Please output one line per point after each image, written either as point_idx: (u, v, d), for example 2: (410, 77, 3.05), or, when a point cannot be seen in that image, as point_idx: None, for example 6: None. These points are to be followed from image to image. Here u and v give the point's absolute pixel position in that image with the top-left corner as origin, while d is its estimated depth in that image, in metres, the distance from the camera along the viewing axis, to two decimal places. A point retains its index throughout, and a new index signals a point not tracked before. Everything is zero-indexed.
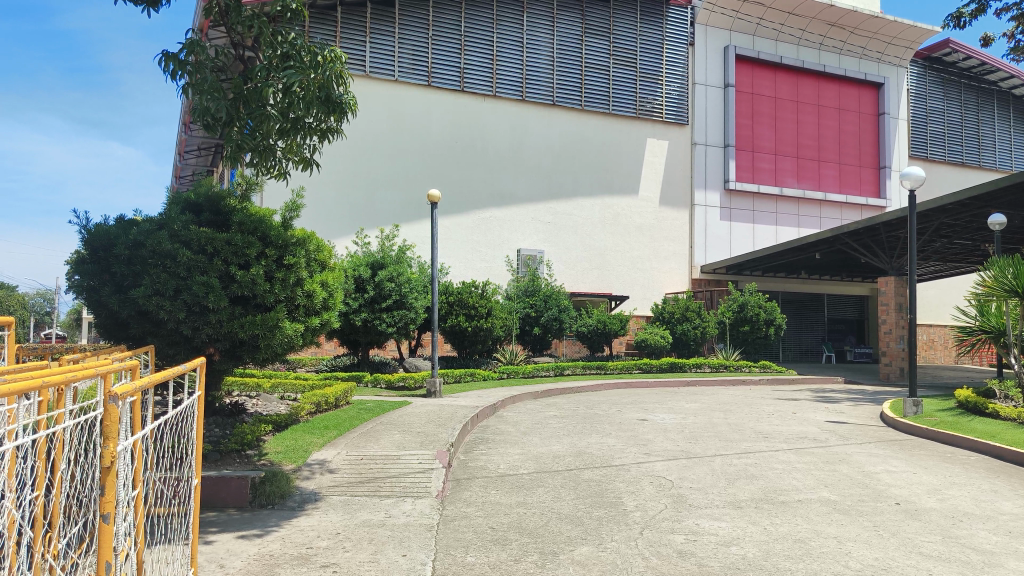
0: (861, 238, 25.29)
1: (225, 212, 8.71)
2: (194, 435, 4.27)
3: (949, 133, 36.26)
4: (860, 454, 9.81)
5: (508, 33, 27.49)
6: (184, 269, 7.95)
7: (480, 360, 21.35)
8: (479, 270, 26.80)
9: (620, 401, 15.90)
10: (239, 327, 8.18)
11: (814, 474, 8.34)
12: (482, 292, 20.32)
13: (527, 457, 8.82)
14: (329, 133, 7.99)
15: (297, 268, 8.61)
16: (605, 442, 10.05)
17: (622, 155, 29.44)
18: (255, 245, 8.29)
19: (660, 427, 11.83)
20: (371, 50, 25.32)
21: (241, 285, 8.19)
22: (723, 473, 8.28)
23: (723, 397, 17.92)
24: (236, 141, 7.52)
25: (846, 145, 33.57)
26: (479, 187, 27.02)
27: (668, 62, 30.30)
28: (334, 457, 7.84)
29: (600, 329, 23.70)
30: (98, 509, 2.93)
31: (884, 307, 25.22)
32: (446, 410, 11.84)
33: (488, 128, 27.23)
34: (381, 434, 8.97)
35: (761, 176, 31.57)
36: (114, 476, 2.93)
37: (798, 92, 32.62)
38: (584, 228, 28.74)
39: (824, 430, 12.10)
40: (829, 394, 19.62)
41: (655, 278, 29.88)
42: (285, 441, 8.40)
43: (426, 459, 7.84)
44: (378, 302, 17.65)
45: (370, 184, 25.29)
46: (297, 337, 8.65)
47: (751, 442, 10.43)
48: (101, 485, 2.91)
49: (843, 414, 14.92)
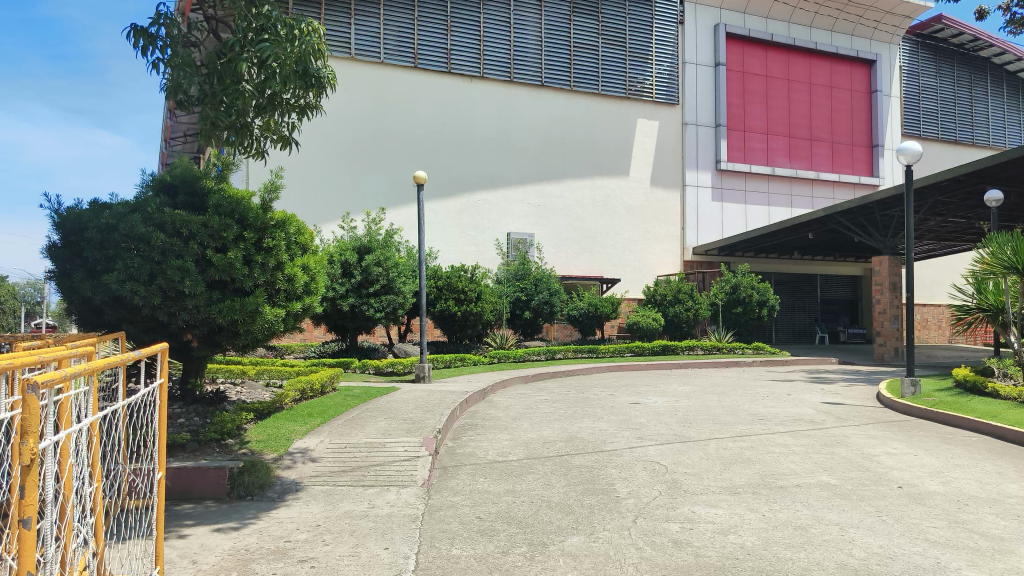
0: (855, 217, 25.12)
1: (201, 194, 8.44)
2: (158, 426, 3.95)
3: (943, 110, 36.05)
4: (858, 436, 9.61)
5: (494, 14, 27.05)
6: (158, 252, 7.65)
7: (471, 345, 21.09)
8: (468, 254, 26.49)
9: (612, 385, 15.70)
10: (217, 313, 7.86)
11: (811, 458, 8.14)
12: (472, 275, 20.03)
13: (517, 443, 8.58)
14: (306, 110, 7.69)
15: (277, 251, 8.36)
16: (596, 427, 9.83)
17: (612, 136, 29.12)
18: (233, 227, 8.03)
19: (653, 410, 11.62)
20: (356, 31, 24.88)
21: (218, 269, 7.91)
22: (718, 457, 8.08)
23: (717, 379, 17.74)
24: (208, 119, 7.16)
25: (838, 123, 33.31)
26: (467, 170, 26.66)
27: (658, 41, 29.91)
28: (316, 445, 7.57)
29: (591, 312, 23.49)
30: (19, 513, 2.75)
31: (878, 286, 25.08)
32: (434, 395, 11.60)
33: (476, 110, 26.85)
34: (366, 421, 8.71)
35: (753, 157, 31.33)
36: (35, 476, 2.74)
37: (790, 70, 32.32)
38: (574, 211, 28.45)
39: (820, 412, 11.91)
40: (823, 375, 19.46)
41: (647, 260, 29.64)
42: (267, 430, 8.12)
43: (412, 446, 7.58)
44: (365, 288, 17.32)
45: (356, 168, 24.93)
46: (278, 322, 8.37)
47: (746, 425, 10.23)
48: (19, 486, 2.72)
49: (839, 395, 14.74)
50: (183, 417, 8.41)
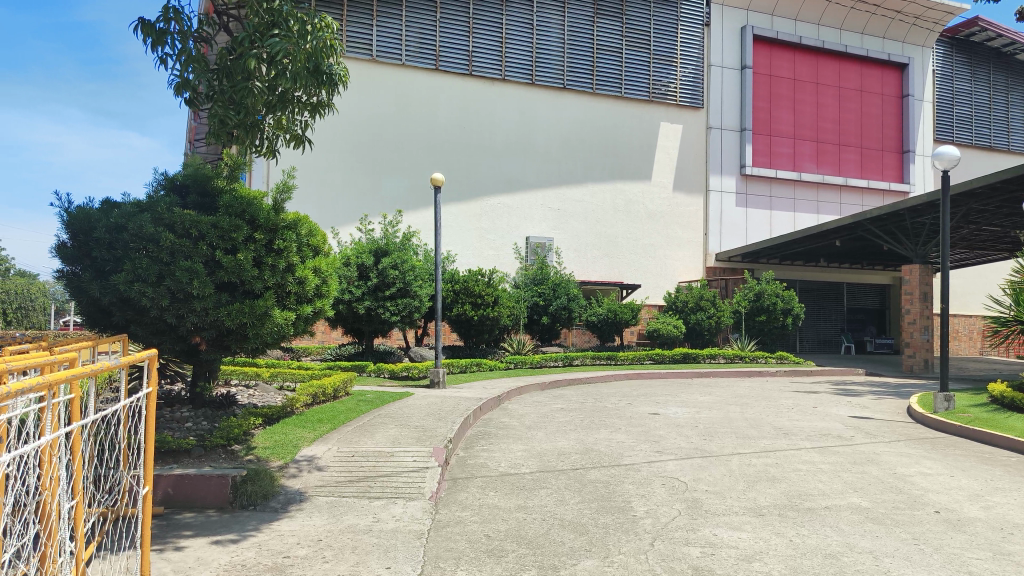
0: (885, 224, 24.53)
1: (212, 194, 8.26)
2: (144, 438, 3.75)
3: (977, 115, 35.23)
4: (888, 454, 9.21)
5: (518, 16, 26.83)
6: (167, 253, 7.46)
7: (488, 350, 20.82)
8: (488, 257, 26.28)
9: (630, 394, 15.35)
10: (225, 315, 7.64)
11: (839, 477, 7.77)
12: (489, 280, 19.79)
13: (531, 454, 8.31)
14: (317, 107, 7.43)
15: (287, 253, 8.14)
16: (613, 439, 9.51)
17: (635, 140, 28.78)
18: (243, 229, 7.82)
19: (673, 422, 11.28)
20: (378, 34, 24.83)
21: (228, 271, 7.70)
22: (741, 474, 7.73)
23: (738, 390, 17.31)
24: (213, 116, 6.97)
25: (868, 128, 32.66)
26: (487, 173, 26.44)
27: (683, 44, 29.52)
28: (324, 453, 7.33)
29: (610, 319, 23.15)
30: None
31: (907, 296, 24.51)
32: (448, 402, 11.35)
33: (498, 112, 26.64)
34: (377, 429, 8.47)
35: (779, 162, 30.80)
36: None
37: (818, 73, 31.75)
38: (596, 215, 28.13)
39: (848, 427, 11.49)
40: (849, 387, 18.94)
41: (668, 266, 29.22)
42: (275, 436, 7.90)
43: (421, 456, 7.32)
44: (381, 291, 17.12)
45: (376, 170, 24.80)
46: (287, 326, 8.15)
47: (769, 440, 9.87)
48: None
49: (867, 409, 14.27)
50: (189, 421, 8.19)
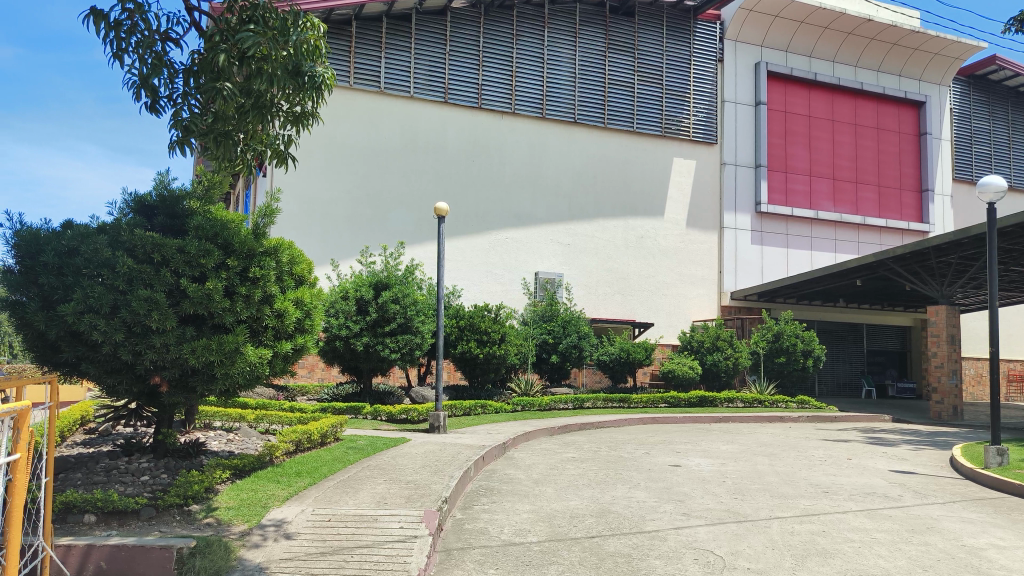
0: (909, 263, 23.40)
1: (182, 218, 7.33)
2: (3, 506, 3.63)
3: (997, 155, 34.28)
4: (946, 519, 8.05)
5: (528, 48, 26.25)
6: (123, 279, 6.47)
7: (494, 391, 19.61)
8: (494, 293, 25.28)
9: (648, 441, 14.20)
10: (189, 354, 6.64)
11: (901, 551, 6.62)
12: (496, 316, 18.82)
13: (539, 518, 7.21)
14: (300, 118, 6.35)
15: (265, 282, 7.15)
16: (633, 498, 8.38)
17: (647, 175, 27.95)
18: (214, 254, 6.86)
19: (697, 476, 10.15)
20: (386, 64, 24.19)
21: (194, 302, 6.73)
22: (786, 546, 6.61)
23: (762, 438, 16.07)
24: (174, 119, 5.90)
25: (885, 167, 31.76)
26: (495, 208, 25.58)
27: (696, 80, 28.85)
28: (295, 516, 6.18)
29: (623, 358, 22.10)
30: None
31: (933, 339, 23.29)
32: (448, 451, 10.25)
33: (508, 145, 25.91)
34: (362, 486, 7.39)
35: (795, 200, 29.88)
36: None
37: (833, 111, 30.98)
38: (608, 251, 27.14)
39: (891, 483, 10.30)
40: (877, 435, 17.65)
41: (683, 304, 28.12)
42: (242, 494, 6.81)
43: (409, 522, 6.19)
44: (380, 326, 16.13)
45: (381, 203, 23.97)
46: (262, 364, 7.12)
47: (810, 500, 8.71)
48: None
49: (905, 461, 13.02)
50: (147, 474, 7.14)
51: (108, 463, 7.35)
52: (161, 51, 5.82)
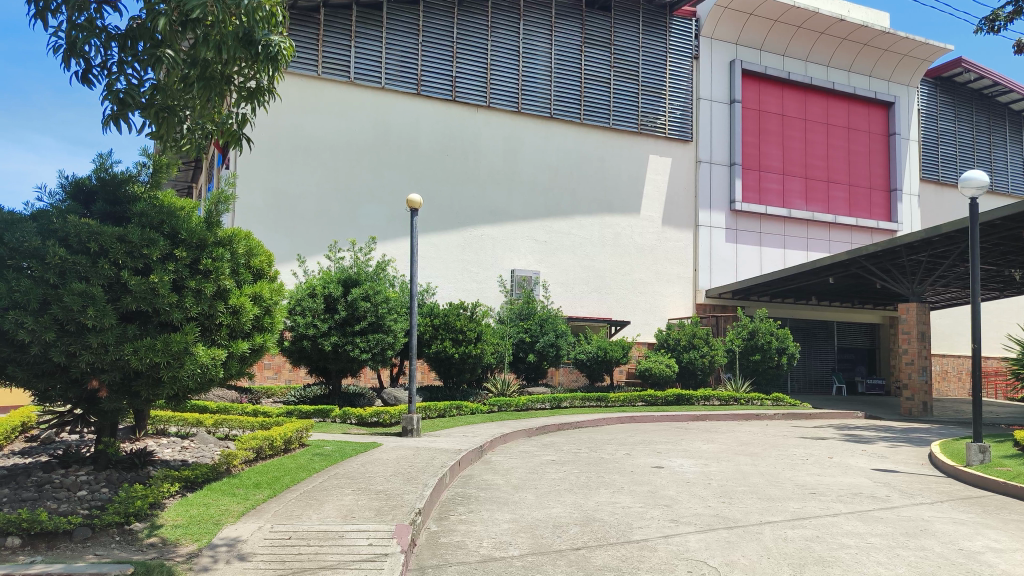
0: (881, 261, 23.22)
1: (125, 206, 6.75)
2: None
3: (962, 155, 34.53)
4: (942, 520, 7.68)
5: (503, 41, 25.73)
6: (54, 271, 5.96)
7: (469, 391, 19.01)
8: (469, 292, 24.69)
9: (627, 441, 13.76)
10: (131, 354, 6.08)
11: (900, 556, 6.17)
12: (472, 314, 18.26)
13: (519, 528, 6.68)
14: (256, 94, 5.81)
15: (217, 274, 6.63)
16: (618, 504, 7.88)
17: (623, 172, 27.58)
18: (159, 244, 6.33)
19: (681, 478, 9.71)
20: (356, 54, 23.52)
21: (136, 297, 6.17)
22: (782, 555, 6.12)
23: (742, 436, 15.74)
24: (107, 89, 5.27)
25: (855, 167, 31.75)
26: (468, 205, 24.99)
27: (671, 76, 28.53)
28: (250, 535, 5.59)
29: (600, 357, 21.67)
30: None
31: (904, 335, 23.16)
32: (420, 455, 9.69)
33: (482, 140, 25.34)
34: (327, 497, 6.82)
35: (769, 198, 29.72)
36: None
37: (805, 110, 30.91)
38: (582, 248, 26.71)
39: (878, 483, 9.95)
40: (856, 433, 17.42)
41: (659, 303, 27.81)
42: (192, 508, 6.22)
43: (379, 539, 5.62)
44: (350, 325, 15.50)
45: (352, 200, 23.29)
46: (216, 365, 6.54)
47: (800, 502, 8.30)
48: None
49: (888, 459, 12.71)
50: (85, 489, 6.61)
51: (41, 477, 6.79)
52: (95, 12, 5.29)
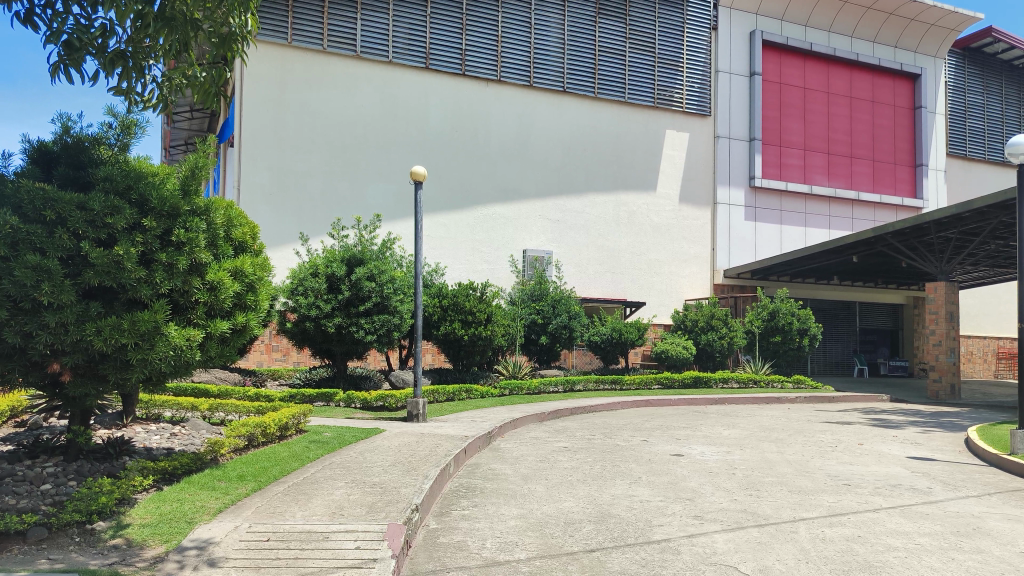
0: (908, 238, 22.31)
1: (88, 170, 6.14)
2: None
3: (991, 129, 33.32)
4: (993, 515, 7.00)
5: (514, 13, 24.86)
6: (6, 242, 5.34)
7: (480, 373, 18.38)
8: (480, 272, 24.07)
9: (643, 426, 13.12)
10: (95, 335, 5.54)
11: (955, 561, 5.49)
12: (482, 294, 17.60)
13: (528, 526, 6.05)
14: (225, 41, 5.46)
15: (192, 247, 6.10)
16: (635, 497, 7.24)
17: (639, 148, 26.73)
18: (125, 211, 5.75)
19: (704, 467, 9.06)
20: (363, 28, 22.80)
21: (99, 272, 5.58)
22: (821, 559, 5.47)
23: (763, 420, 15.03)
24: (52, 33, 4.75)
25: (880, 141, 30.65)
26: (480, 182, 24.30)
27: (690, 48, 27.55)
28: (224, 537, 4.97)
29: (615, 339, 21.00)
30: None
31: (932, 316, 22.31)
32: (424, 443, 9.10)
33: (493, 115, 24.58)
34: (318, 491, 6.23)
35: (789, 173, 28.78)
36: None
37: (828, 82, 29.82)
38: (596, 227, 25.94)
39: (916, 472, 9.24)
40: (881, 417, 16.68)
41: (675, 283, 27.02)
42: (164, 505, 5.64)
43: (367, 542, 4.99)
44: (354, 306, 14.91)
45: (360, 177, 22.65)
46: (191, 348, 6.01)
47: (833, 495, 7.63)
48: None
49: (922, 445, 11.99)
50: (50, 482, 6.08)
51: (4, 469, 6.24)
52: None
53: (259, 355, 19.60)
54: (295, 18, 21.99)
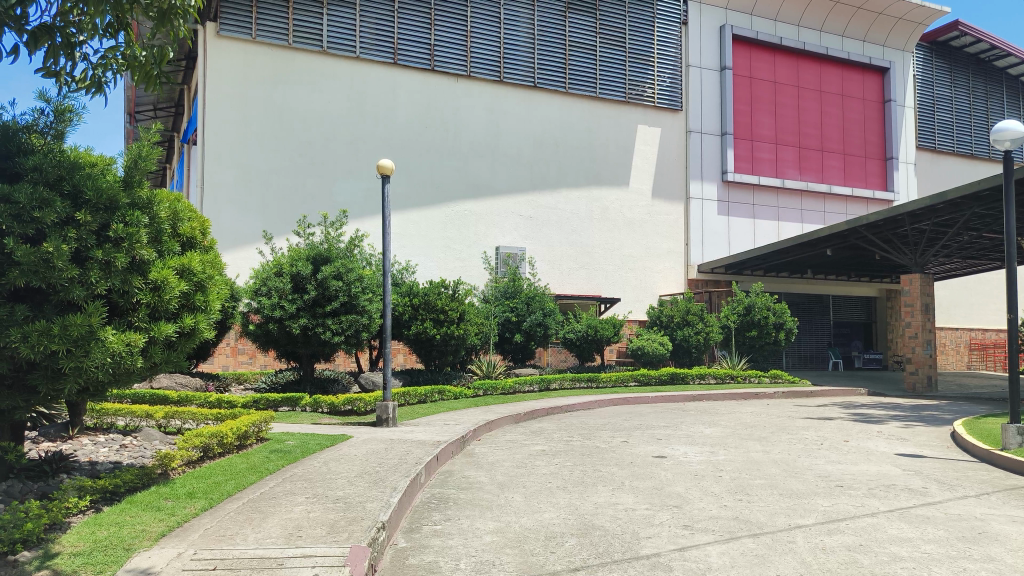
0: (882, 231, 22.19)
1: (11, 159, 5.56)
2: None
3: (958, 123, 33.52)
4: (995, 517, 6.64)
5: (483, 7, 24.34)
6: None
7: (453, 373, 17.86)
8: (452, 270, 23.53)
9: (622, 426, 12.70)
10: (20, 342, 4.96)
11: (965, 571, 5.09)
12: (453, 292, 17.08)
13: (506, 543, 5.56)
14: (167, 13, 5.03)
15: (132, 243, 5.52)
16: (619, 505, 6.79)
17: (612, 143, 26.36)
18: (55, 206, 5.21)
19: (689, 470, 8.65)
20: (328, 22, 22.14)
21: (24, 273, 4.99)
22: (824, 572, 5.04)
23: (744, 417, 14.71)
24: None
25: (850, 135, 30.65)
26: (450, 178, 23.75)
27: (660, 42, 27.25)
28: (164, 567, 4.41)
29: (590, 336, 20.63)
30: None
31: (908, 308, 22.25)
32: (393, 450, 8.58)
33: (463, 110, 24.04)
34: (275, 509, 5.68)
35: (762, 168, 28.61)
36: None
37: (799, 76, 29.71)
38: (570, 223, 25.55)
39: (908, 471, 8.91)
40: (862, 411, 16.46)
41: (649, 279, 26.73)
42: (99, 531, 5.07)
43: (328, 567, 4.45)
44: (320, 306, 14.33)
45: (326, 174, 21.99)
46: (132, 355, 5.44)
47: (826, 498, 7.27)
48: None
49: (905, 440, 11.72)
50: None
51: None
52: None
53: (224, 358, 18.88)
54: (258, 14, 21.27)
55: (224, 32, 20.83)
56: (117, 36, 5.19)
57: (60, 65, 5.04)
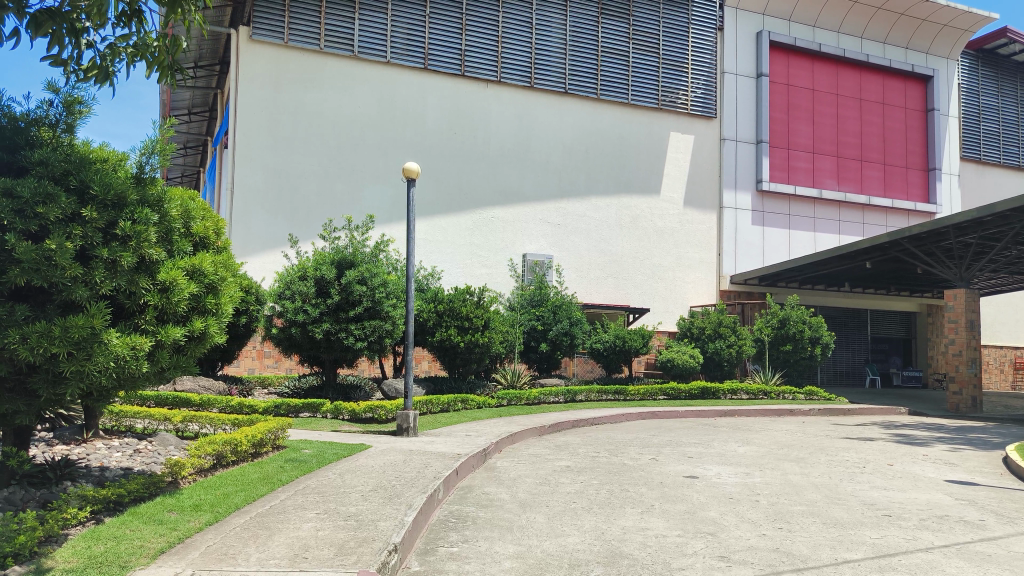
0: (925, 243, 21.43)
1: (13, 153, 5.29)
2: None
3: (1006, 133, 32.46)
4: None
5: (516, 11, 24.08)
6: None
7: (477, 382, 17.51)
8: (478, 277, 23.23)
9: (651, 443, 12.23)
10: (20, 345, 4.71)
11: None
12: (479, 299, 16.74)
13: (528, 570, 5.17)
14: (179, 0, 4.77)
15: (140, 242, 5.26)
16: (648, 531, 6.37)
17: (644, 150, 25.91)
18: (61, 201, 4.96)
19: (722, 493, 8.17)
20: (360, 27, 22.02)
21: (25, 270, 4.75)
22: None
23: (778, 436, 14.13)
24: None
25: (891, 144, 29.80)
26: (479, 183, 23.48)
27: (696, 48, 26.73)
28: None
29: (618, 346, 20.17)
30: None
31: (953, 325, 21.42)
32: (412, 463, 8.23)
33: (493, 115, 23.77)
34: (282, 526, 5.34)
35: (798, 177, 27.91)
36: None
37: (838, 84, 28.98)
38: (600, 231, 25.11)
39: (959, 501, 8.34)
40: (904, 431, 15.77)
41: (680, 289, 26.15)
42: (95, 545, 4.77)
43: None
44: (344, 311, 14.06)
45: (354, 178, 21.83)
46: (137, 359, 5.16)
47: (872, 529, 6.77)
48: None
49: (952, 466, 11.08)
50: None
51: None
52: None
53: (250, 361, 18.77)
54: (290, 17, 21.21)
55: (256, 36, 20.80)
56: (130, 25, 4.94)
57: (66, 54, 4.84)
